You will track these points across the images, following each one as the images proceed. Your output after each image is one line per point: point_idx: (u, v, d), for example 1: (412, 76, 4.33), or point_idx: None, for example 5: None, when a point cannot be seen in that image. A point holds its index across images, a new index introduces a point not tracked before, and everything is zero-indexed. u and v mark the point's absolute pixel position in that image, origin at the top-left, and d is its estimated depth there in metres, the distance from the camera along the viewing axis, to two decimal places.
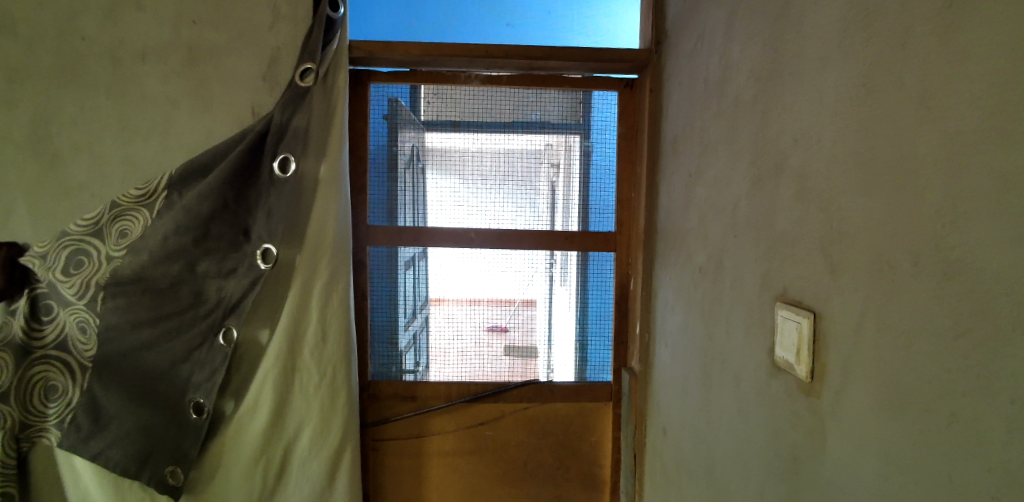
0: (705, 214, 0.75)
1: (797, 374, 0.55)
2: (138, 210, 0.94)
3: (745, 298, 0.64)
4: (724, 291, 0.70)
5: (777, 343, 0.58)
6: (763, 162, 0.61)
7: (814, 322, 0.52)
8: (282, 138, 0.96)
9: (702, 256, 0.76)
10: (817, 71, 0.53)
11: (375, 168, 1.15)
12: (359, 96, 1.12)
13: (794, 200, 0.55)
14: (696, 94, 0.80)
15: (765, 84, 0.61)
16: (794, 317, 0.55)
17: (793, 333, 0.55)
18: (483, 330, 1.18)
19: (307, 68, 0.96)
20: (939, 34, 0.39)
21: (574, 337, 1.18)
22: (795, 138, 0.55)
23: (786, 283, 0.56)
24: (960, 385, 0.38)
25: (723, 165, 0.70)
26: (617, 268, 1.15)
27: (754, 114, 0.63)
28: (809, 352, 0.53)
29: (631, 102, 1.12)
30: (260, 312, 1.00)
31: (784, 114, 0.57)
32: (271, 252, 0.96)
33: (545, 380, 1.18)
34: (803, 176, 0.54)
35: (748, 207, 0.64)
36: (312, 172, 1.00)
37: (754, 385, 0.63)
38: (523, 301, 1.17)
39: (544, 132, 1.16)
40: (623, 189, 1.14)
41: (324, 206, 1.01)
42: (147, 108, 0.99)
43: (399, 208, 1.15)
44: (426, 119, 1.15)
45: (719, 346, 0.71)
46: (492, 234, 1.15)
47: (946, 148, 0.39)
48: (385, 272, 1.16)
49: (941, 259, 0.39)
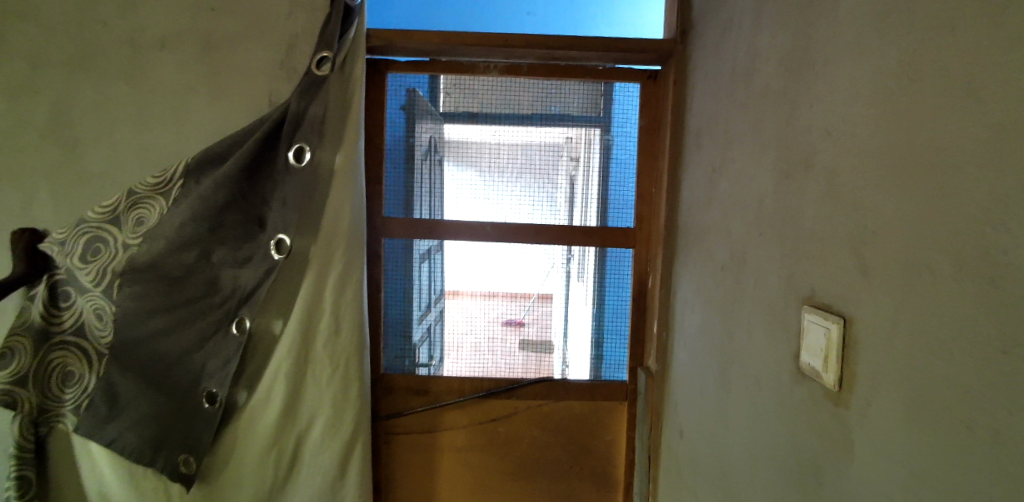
0: (729, 212, 0.72)
1: (824, 383, 0.51)
2: (155, 198, 0.94)
3: (770, 299, 0.61)
4: (747, 293, 0.67)
5: (803, 347, 0.54)
6: (792, 157, 0.57)
7: (845, 330, 0.49)
8: (297, 128, 0.94)
9: (725, 255, 0.73)
10: (853, 58, 0.49)
11: (390, 159, 1.13)
12: (375, 86, 1.10)
13: (825, 197, 0.51)
14: (722, 85, 0.77)
15: (797, 73, 0.57)
16: (823, 323, 0.51)
17: (820, 339, 0.51)
18: (498, 325, 1.16)
19: (323, 57, 0.93)
20: (990, 15, 0.36)
21: (591, 334, 1.16)
22: (827, 131, 0.52)
23: (814, 286, 0.53)
24: (1002, 403, 0.34)
25: (750, 160, 0.67)
26: (635, 265, 1.12)
27: (783, 105, 0.60)
28: (839, 358, 0.49)
29: (654, 95, 1.08)
30: (272, 303, 0.99)
31: (815, 106, 0.54)
32: (285, 242, 0.95)
33: (559, 378, 1.16)
34: (834, 173, 0.50)
35: (774, 204, 0.60)
36: (326, 162, 0.98)
37: (776, 393, 0.59)
38: (540, 296, 1.15)
39: (565, 125, 1.12)
40: (643, 184, 1.10)
41: (337, 197, 0.99)
42: (162, 95, 0.99)
43: (415, 200, 1.14)
44: (444, 110, 1.13)
45: (740, 348, 0.68)
46: (507, 228, 1.13)
47: (995, 142, 0.35)
48: (400, 264, 1.15)
49: (986, 264, 0.35)
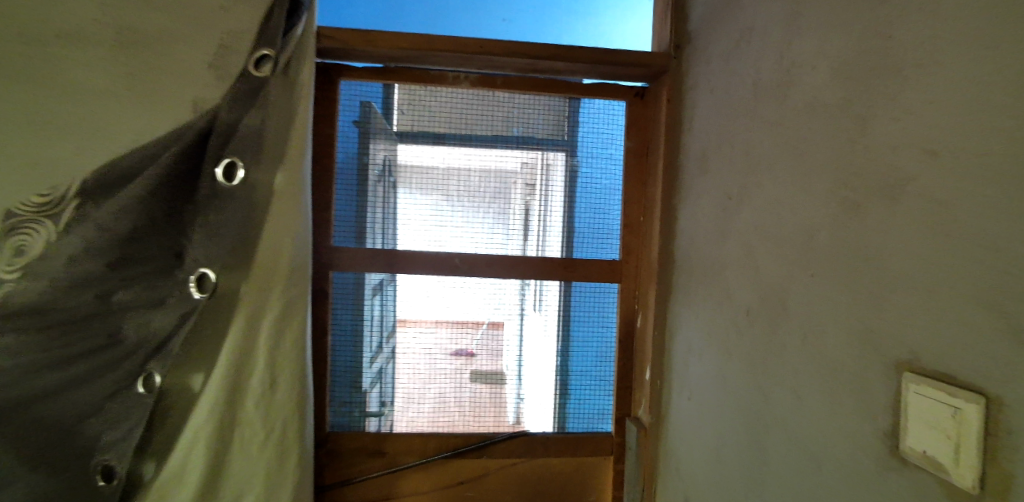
0: (756, 245, 0.63)
1: (949, 481, 0.40)
2: (40, 221, 0.70)
3: (832, 353, 0.51)
4: (790, 343, 0.57)
5: (907, 430, 0.43)
6: (862, 185, 0.48)
7: (986, 413, 0.37)
8: (228, 139, 0.77)
9: (751, 295, 0.64)
10: (955, 67, 0.40)
11: (340, 180, 0.98)
12: (327, 94, 0.96)
13: (923, 235, 0.42)
14: (739, 102, 0.68)
15: (860, 85, 0.49)
16: (948, 401, 0.40)
17: (945, 424, 0.40)
18: (456, 370, 1.02)
19: (263, 55, 0.78)
20: None
21: (553, 378, 1.03)
22: (920, 153, 0.43)
23: (913, 346, 0.43)
24: None
25: (789, 186, 0.58)
26: (622, 302, 1.01)
27: (840, 121, 0.51)
28: (978, 452, 0.38)
29: (641, 115, 1.00)
30: (194, 352, 0.80)
31: (894, 124, 0.45)
32: (209, 277, 0.77)
33: (514, 427, 1.02)
34: (939, 204, 0.41)
35: (833, 239, 0.52)
36: (266, 182, 0.81)
37: (847, 470, 0.49)
38: (492, 323, 1.02)
39: (520, 149, 1.02)
40: (630, 212, 1.00)
41: (277, 225, 0.82)
42: (45, 93, 0.77)
43: (368, 229, 0.98)
44: (400, 129, 0.99)
45: (780, 407, 0.58)
46: (480, 260, 0.99)
47: None
48: (349, 303, 0.99)
49: None
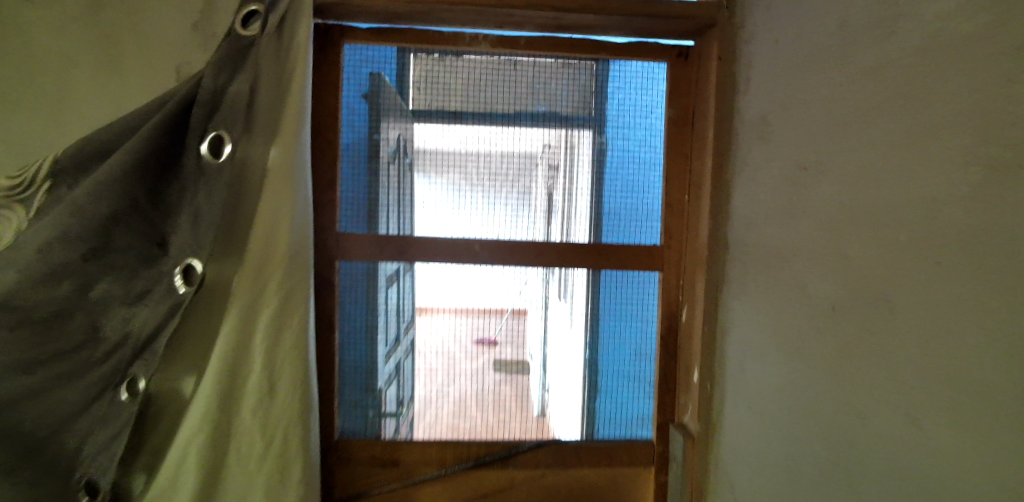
0: (842, 225, 0.51)
1: None
2: (10, 206, 0.64)
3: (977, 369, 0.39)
4: (904, 350, 0.45)
5: None
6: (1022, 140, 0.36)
7: None
8: (216, 110, 0.67)
9: (840, 287, 0.52)
10: None
11: (346, 162, 0.88)
12: (328, 60, 0.85)
13: None
14: (821, 49, 0.55)
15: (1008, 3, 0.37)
16: None
17: None
18: (478, 365, 0.93)
19: (252, 12, 0.68)
20: None
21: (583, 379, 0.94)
22: None
23: None
24: None
25: (897, 146, 0.45)
26: (663, 294, 0.89)
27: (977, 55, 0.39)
28: None
29: (685, 77, 0.87)
30: (187, 349, 0.73)
31: None
32: (196, 269, 0.69)
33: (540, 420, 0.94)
34: None
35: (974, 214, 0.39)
36: (257, 160, 0.72)
37: None
38: (515, 310, 0.91)
39: (544, 126, 0.91)
40: (671, 191, 0.88)
41: (271, 208, 0.72)
42: (14, 64, 0.69)
43: (380, 209, 0.89)
44: (416, 108, 0.90)
45: (891, 435, 0.46)
46: (501, 246, 0.89)
47: None
48: (360, 293, 0.89)
49: None
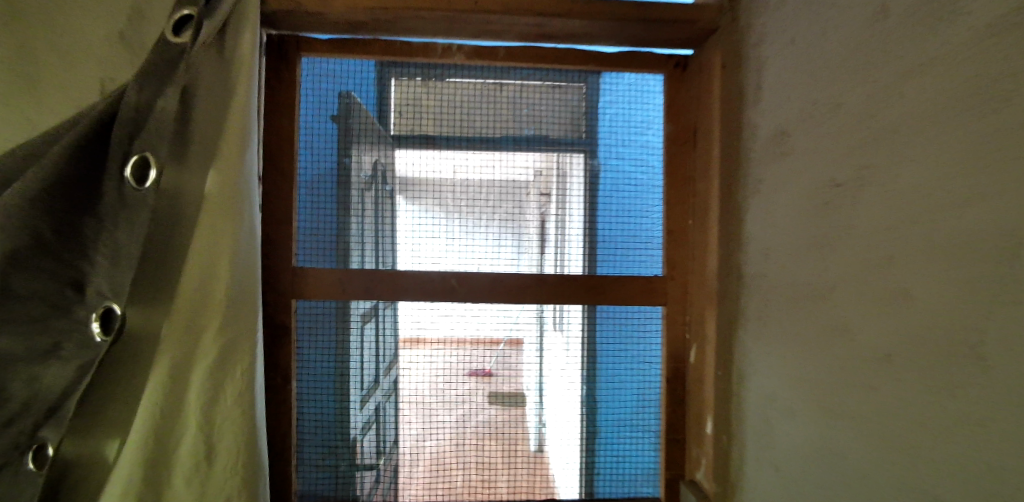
0: (900, 250, 0.43)
1: None
2: None
3: None
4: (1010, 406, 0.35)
5: None
6: None
7: None
8: (139, 129, 0.58)
9: (902, 325, 0.42)
10: None
11: (313, 189, 0.80)
12: (284, 77, 0.77)
13: None
14: (855, 44, 0.47)
15: None
16: None
17: None
18: (468, 402, 0.83)
19: (184, 17, 0.59)
20: None
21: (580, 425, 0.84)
22: None
23: None
24: None
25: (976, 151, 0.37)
26: (667, 332, 0.78)
27: None
28: None
29: (681, 89, 0.78)
30: (102, 415, 0.59)
31: None
32: (114, 315, 0.57)
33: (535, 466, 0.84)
34: None
35: None
36: (195, 186, 0.62)
37: None
38: (510, 342, 0.84)
39: (532, 150, 0.84)
40: (671, 215, 0.78)
41: (207, 242, 0.62)
42: None
43: (351, 245, 0.81)
44: (397, 132, 0.82)
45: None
46: (483, 280, 0.78)
47: None
48: (330, 334, 0.80)
49: None
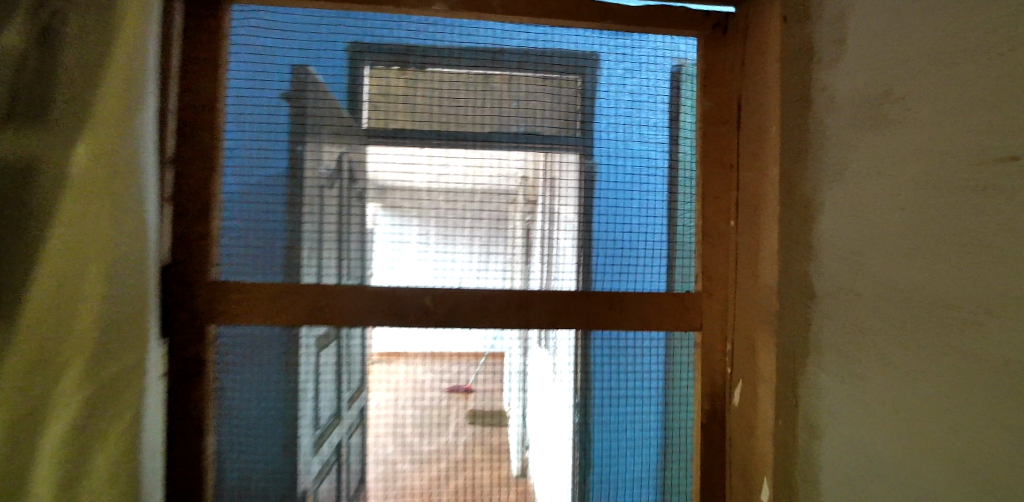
0: None
1: None
2: None
3: None
4: None
5: None
6: None
7: None
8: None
9: None
10: None
11: (246, 177, 0.62)
12: (213, 28, 0.60)
13: None
14: None
15: None
16: None
17: None
18: (445, 436, 0.65)
19: None
20: None
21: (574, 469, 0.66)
22: None
23: None
24: None
25: None
26: (701, 362, 0.62)
27: None
28: None
29: (718, 58, 0.64)
30: None
31: None
32: None
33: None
34: None
35: None
36: (57, 154, 0.44)
37: None
38: (491, 355, 0.64)
39: (529, 148, 0.67)
40: (706, 219, 0.63)
41: (71, 229, 0.44)
42: None
43: (283, 249, 0.62)
44: (370, 127, 0.65)
45: None
46: (466, 298, 0.60)
47: None
48: (264, 360, 0.61)
49: None
